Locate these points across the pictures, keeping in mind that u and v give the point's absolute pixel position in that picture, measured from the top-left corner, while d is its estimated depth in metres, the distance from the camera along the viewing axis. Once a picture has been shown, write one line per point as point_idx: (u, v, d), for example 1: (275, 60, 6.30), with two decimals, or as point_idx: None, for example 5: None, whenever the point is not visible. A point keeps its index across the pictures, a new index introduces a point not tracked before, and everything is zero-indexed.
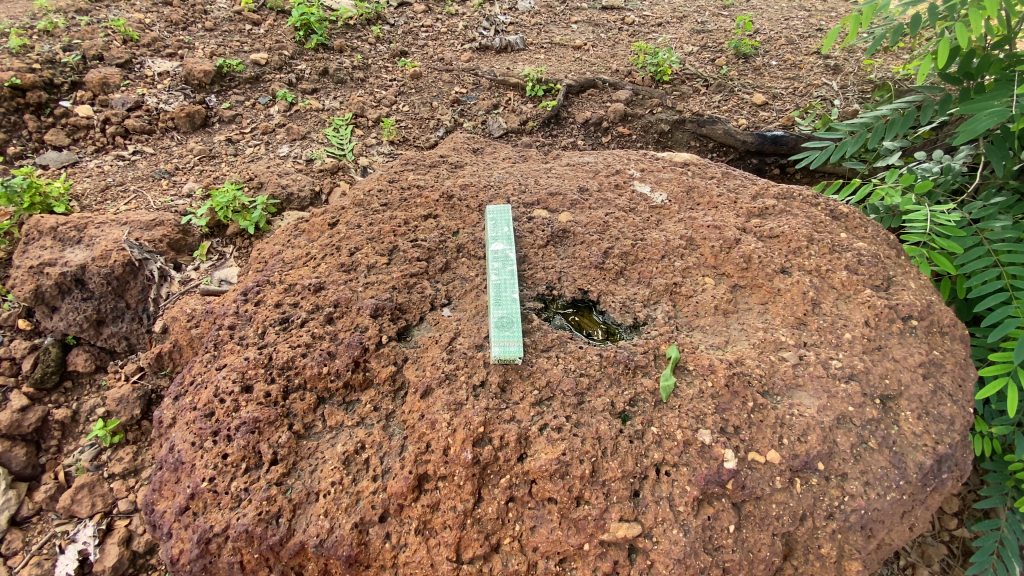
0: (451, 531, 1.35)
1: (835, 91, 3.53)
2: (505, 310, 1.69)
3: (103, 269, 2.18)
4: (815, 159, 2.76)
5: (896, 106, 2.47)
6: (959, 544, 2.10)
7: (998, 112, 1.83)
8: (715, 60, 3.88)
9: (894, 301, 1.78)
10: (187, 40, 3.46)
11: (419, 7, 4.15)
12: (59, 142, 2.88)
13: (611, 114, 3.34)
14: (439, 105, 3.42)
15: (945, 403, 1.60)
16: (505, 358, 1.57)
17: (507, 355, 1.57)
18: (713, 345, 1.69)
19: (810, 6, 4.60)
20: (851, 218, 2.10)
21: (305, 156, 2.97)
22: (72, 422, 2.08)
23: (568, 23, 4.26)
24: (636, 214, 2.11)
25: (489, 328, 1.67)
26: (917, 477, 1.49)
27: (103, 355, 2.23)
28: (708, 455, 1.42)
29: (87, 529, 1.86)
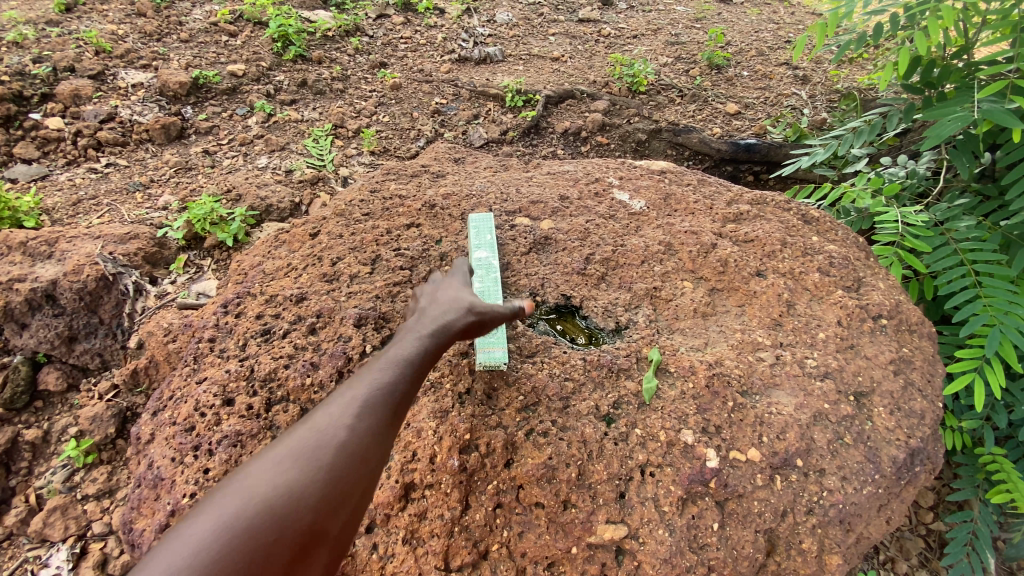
0: (438, 539, 1.34)
1: (804, 101, 3.66)
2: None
3: (75, 284, 2.14)
4: (789, 171, 2.84)
5: (865, 118, 2.57)
6: (936, 537, 2.17)
7: (960, 118, 1.92)
8: (689, 71, 3.99)
9: (865, 301, 1.85)
10: (162, 52, 3.43)
11: (398, 19, 4.18)
12: (29, 155, 2.82)
13: (589, 124, 3.40)
14: (420, 115, 3.44)
15: (915, 398, 1.66)
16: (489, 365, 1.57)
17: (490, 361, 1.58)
18: (693, 347, 1.72)
19: (779, 19, 4.77)
20: (822, 222, 2.17)
21: (285, 167, 2.95)
22: (43, 443, 1.99)
23: (545, 35, 4.33)
24: (615, 221, 2.16)
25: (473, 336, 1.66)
26: (891, 470, 1.54)
27: (76, 372, 2.16)
28: (691, 455, 1.45)
29: (60, 553, 1.78)
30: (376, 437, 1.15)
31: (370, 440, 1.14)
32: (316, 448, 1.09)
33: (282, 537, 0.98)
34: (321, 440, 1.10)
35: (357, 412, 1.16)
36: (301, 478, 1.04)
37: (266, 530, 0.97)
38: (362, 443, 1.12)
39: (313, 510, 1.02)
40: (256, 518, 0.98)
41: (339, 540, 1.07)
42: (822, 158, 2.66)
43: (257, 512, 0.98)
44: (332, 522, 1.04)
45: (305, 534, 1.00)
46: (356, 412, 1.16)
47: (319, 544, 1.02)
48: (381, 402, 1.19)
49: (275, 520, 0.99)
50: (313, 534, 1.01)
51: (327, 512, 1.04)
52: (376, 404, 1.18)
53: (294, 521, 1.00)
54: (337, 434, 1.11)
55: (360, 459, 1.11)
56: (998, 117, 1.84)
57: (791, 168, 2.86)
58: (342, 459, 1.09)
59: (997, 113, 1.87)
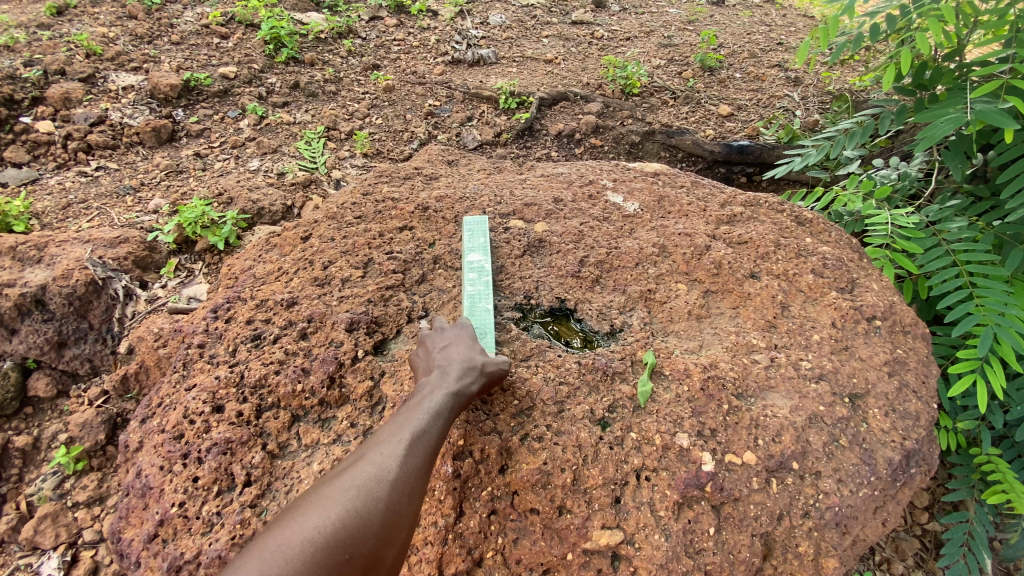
0: (432, 547, 1.32)
1: (796, 102, 3.68)
2: (478, 320, 1.69)
3: (64, 288, 2.10)
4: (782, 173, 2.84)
5: (856, 119, 2.56)
6: (931, 538, 2.17)
7: (953, 119, 1.93)
8: (682, 73, 4.00)
9: (859, 303, 1.84)
10: (152, 54, 3.40)
11: (391, 21, 4.17)
12: (18, 158, 2.77)
13: (583, 126, 3.40)
14: (413, 117, 3.42)
15: (910, 400, 1.66)
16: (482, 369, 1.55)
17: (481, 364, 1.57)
18: (688, 349, 1.71)
19: (771, 21, 4.79)
20: (815, 224, 2.18)
21: (277, 169, 2.92)
22: (33, 450, 1.95)
23: (539, 38, 4.33)
24: (609, 223, 2.15)
25: None
26: (887, 472, 1.54)
27: (66, 378, 2.12)
28: (686, 459, 1.44)
29: (52, 561, 1.74)
30: (427, 470, 1.25)
31: (422, 472, 1.24)
32: (375, 477, 1.18)
33: (350, 558, 1.08)
34: (380, 470, 1.20)
35: (412, 445, 1.25)
36: (366, 506, 1.14)
37: (336, 552, 1.07)
38: (416, 475, 1.22)
39: (376, 537, 1.12)
40: (328, 541, 1.07)
41: (392, 565, 1.16)
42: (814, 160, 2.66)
43: (327, 537, 1.08)
44: (389, 549, 1.13)
45: (367, 557, 1.10)
46: (411, 444, 1.26)
47: (377, 566, 1.12)
48: (430, 437, 1.29)
49: (344, 542, 1.08)
50: (373, 559, 1.11)
51: (386, 539, 1.13)
52: (427, 438, 1.28)
53: (360, 546, 1.09)
54: (395, 465, 1.21)
55: (414, 489, 1.21)
56: (991, 117, 1.84)
57: (784, 169, 2.86)
58: (398, 488, 1.19)
59: (990, 112, 1.86)
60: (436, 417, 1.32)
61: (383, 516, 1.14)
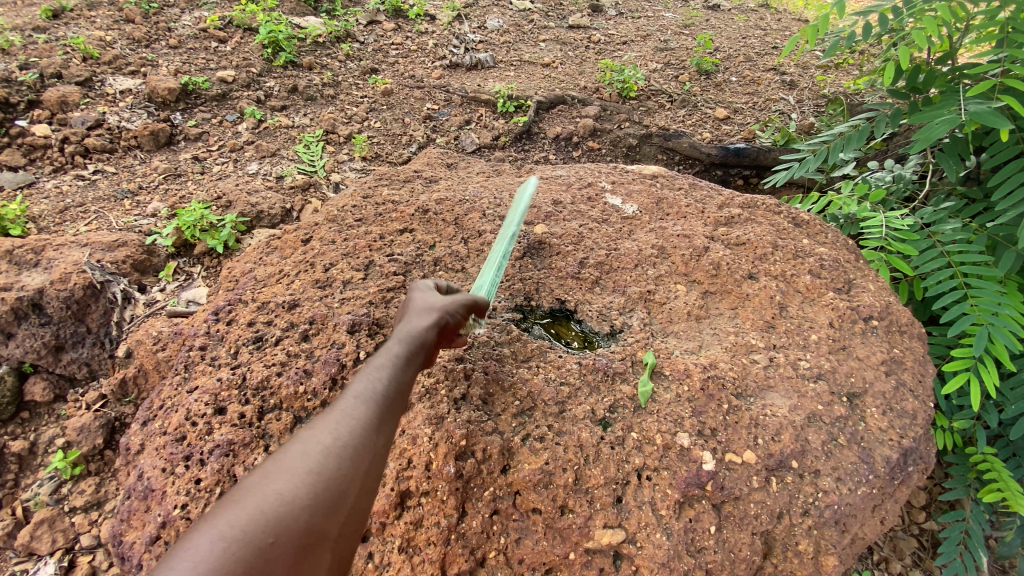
0: (435, 547, 1.33)
1: (792, 106, 3.71)
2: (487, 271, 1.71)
3: (61, 292, 2.10)
4: (780, 179, 2.84)
5: (852, 123, 2.60)
6: (929, 537, 2.18)
7: (949, 120, 1.94)
8: (678, 76, 4.03)
9: (856, 303, 1.86)
10: (150, 58, 3.41)
11: (389, 26, 4.19)
12: (15, 162, 2.77)
13: (580, 129, 3.42)
14: (411, 121, 3.43)
15: (907, 399, 1.68)
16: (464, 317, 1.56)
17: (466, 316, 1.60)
18: (687, 350, 1.73)
19: (766, 25, 4.84)
20: (812, 225, 2.20)
21: (275, 173, 2.93)
22: (30, 455, 1.94)
23: (536, 42, 4.36)
24: (608, 225, 2.17)
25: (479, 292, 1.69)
26: (885, 470, 1.55)
27: (62, 382, 2.10)
28: (687, 458, 1.45)
29: (47, 567, 1.72)
30: (376, 429, 1.06)
31: (370, 436, 1.04)
32: (310, 448, 0.97)
33: (278, 541, 0.85)
34: (314, 441, 0.99)
35: (354, 411, 1.06)
36: (300, 475, 0.93)
37: (261, 534, 0.84)
38: (361, 439, 1.03)
39: (312, 510, 0.90)
40: (248, 526, 0.84)
41: (342, 547, 0.93)
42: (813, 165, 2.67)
43: (249, 520, 0.85)
44: (335, 523, 0.92)
45: (306, 537, 0.88)
46: (352, 410, 1.06)
47: (321, 549, 0.89)
48: (378, 399, 1.11)
49: (272, 522, 0.86)
50: (313, 537, 0.89)
51: (331, 514, 0.92)
52: (374, 402, 1.10)
53: (291, 522, 0.87)
54: (335, 430, 1.02)
55: (362, 456, 1.01)
56: (986, 117, 1.86)
57: (782, 175, 2.86)
58: (341, 456, 0.99)
59: (985, 114, 1.88)
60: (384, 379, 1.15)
61: (322, 489, 0.93)
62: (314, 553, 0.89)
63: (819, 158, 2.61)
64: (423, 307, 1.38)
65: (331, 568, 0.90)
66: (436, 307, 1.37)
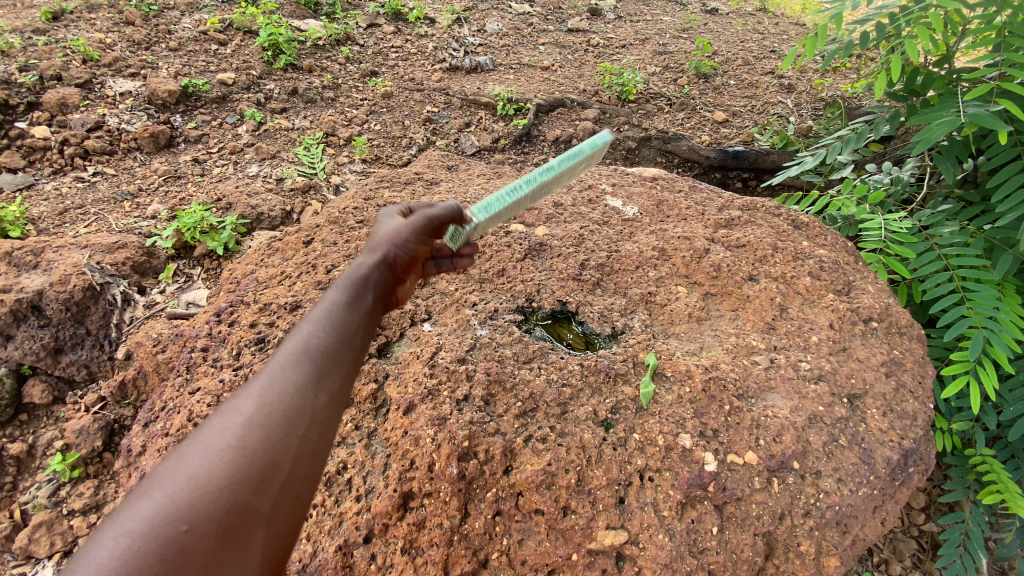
0: (438, 548, 1.33)
1: (790, 109, 3.73)
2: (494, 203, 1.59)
3: (61, 294, 2.09)
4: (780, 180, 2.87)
5: (852, 125, 2.64)
6: (928, 539, 2.19)
7: (948, 122, 1.96)
8: (677, 80, 4.05)
9: (855, 305, 1.87)
10: (150, 60, 3.41)
11: (388, 29, 4.20)
12: (14, 164, 2.77)
13: (580, 132, 3.43)
14: (411, 123, 3.44)
15: (907, 400, 1.69)
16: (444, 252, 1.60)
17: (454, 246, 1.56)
18: (689, 351, 1.73)
19: (764, 29, 4.87)
20: (811, 227, 2.21)
21: (275, 175, 2.93)
22: (28, 457, 1.93)
23: (535, 45, 4.38)
24: (609, 227, 2.18)
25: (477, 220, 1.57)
26: (885, 471, 1.56)
27: (61, 385, 2.10)
28: (689, 459, 1.45)
29: (46, 570, 1.73)
30: (305, 390, 1.02)
31: (297, 399, 1.00)
32: (227, 423, 0.93)
33: (193, 529, 0.81)
34: (231, 416, 0.94)
35: (273, 380, 1.01)
36: (217, 454, 0.89)
37: (174, 521, 0.80)
38: (288, 403, 0.98)
39: (232, 488, 0.86)
40: (158, 516, 0.80)
41: (279, 517, 0.90)
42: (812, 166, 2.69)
43: (159, 511, 0.81)
44: (263, 497, 0.88)
45: (232, 513, 0.85)
46: (272, 378, 1.01)
47: (254, 522, 0.87)
48: (305, 361, 1.06)
49: (187, 509, 0.82)
50: (239, 515, 0.85)
51: (259, 487, 0.88)
52: (299, 366, 1.05)
53: (210, 505, 0.83)
54: (254, 401, 0.97)
55: (287, 421, 0.97)
56: (985, 119, 1.87)
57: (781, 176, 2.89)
58: (263, 427, 0.94)
59: (983, 116, 1.90)
60: (309, 340, 1.10)
61: (244, 461, 0.89)
62: (246, 529, 0.86)
63: (819, 159, 2.64)
64: (372, 244, 1.39)
65: (268, 540, 0.88)
66: (384, 241, 1.38)
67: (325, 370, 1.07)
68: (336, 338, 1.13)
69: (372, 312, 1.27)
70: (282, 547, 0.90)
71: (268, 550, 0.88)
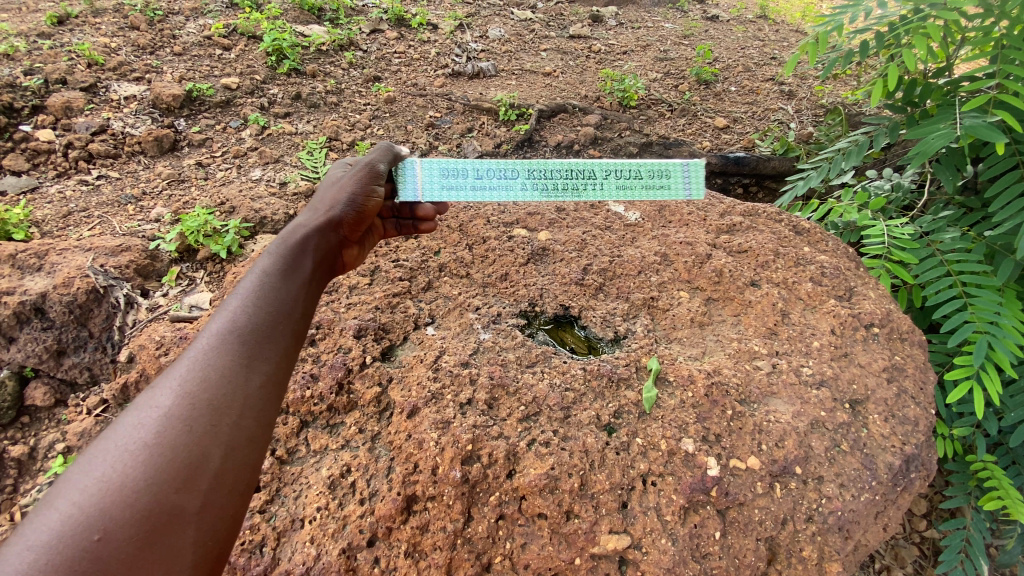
0: (441, 552, 1.33)
1: (791, 115, 3.76)
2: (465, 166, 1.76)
3: (65, 297, 2.12)
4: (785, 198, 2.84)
5: (852, 137, 2.63)
6: (929, 545, 2.18)
7: (944, 134, 1.97)
8: (678, 86, 4.07)
9: (857, 310, 1.88)
10: (155, 64, 3.43)
11: (392, 34, 4.23)
12: (18, 166, 2.79)
13: (581, 137, 3.45)
14: (414, 128, 3.45)
15: (909, 405, 1.69)
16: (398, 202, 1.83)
17: (399, 176, 1.75)
18: (691, 356, 1.74)
19: (764, 36, 4.90)
20: (812, 234, 2.22)
21: (279, 179, 2.93)
22: (29, 459, 1.91)
23: (537, 51, 4.41)
24: (611, 232, 2.19)
25: (434, 166, 1.75)
26: (887, 477, 1.56)
27: (64, 387, 2.09)
28: (691, 464, 1.46)
29: None
30: (224, 386, 1.15)
31: (212, 393, 1.13)
32: (138, 428, 1.04)
33: (106, 537, 0.91)
34: (148, 418, 1.05)
35: (183, 380, 1.12)
36: (133, 458, 0.99)
37: (87, 531, 0.90)
38: (206, 399, 1.11)
39: (148, 491, 0.97)
40: (73, 525, 0.90)
41: (205, 512, 1.02)
42: (817, 182, 2.67)
43: (73, 520, 0.91)
44: (187, 497, 1.00)
45: (155, 515, 0.96)
46: (183, 378, 1.13)
47: (179, 523, 0.98)
48: (219, 356, 1.19)
49: (101, 518, 0.92)
50: (162, 515, 0.97)
51: (180, 487, 1.00)
52: (213, 361, 1.18)
53: (130, 507, 0.95)
54: (165, 403, 1.08)
55: (202, 418, 1.09)
56: (981, 131, 1.88)
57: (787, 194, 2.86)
58: (181, 426, 1.06)
59: (980, 127, 1.91)
60: (225, 332, 1.24)
61: (158, 464, 1.00)
62: (172, 527, 0.97)
63: (823, 174, 2.61)
64: (311, 208, 1.66)
65: (196, 536, 1.00)
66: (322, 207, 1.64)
67: (241, 362, 1.21)
68: (255, 324, 1.28)
69: (303, 284, 1.47)
70: (215, 538, 1.02)
71: (198, 543, 1.00)
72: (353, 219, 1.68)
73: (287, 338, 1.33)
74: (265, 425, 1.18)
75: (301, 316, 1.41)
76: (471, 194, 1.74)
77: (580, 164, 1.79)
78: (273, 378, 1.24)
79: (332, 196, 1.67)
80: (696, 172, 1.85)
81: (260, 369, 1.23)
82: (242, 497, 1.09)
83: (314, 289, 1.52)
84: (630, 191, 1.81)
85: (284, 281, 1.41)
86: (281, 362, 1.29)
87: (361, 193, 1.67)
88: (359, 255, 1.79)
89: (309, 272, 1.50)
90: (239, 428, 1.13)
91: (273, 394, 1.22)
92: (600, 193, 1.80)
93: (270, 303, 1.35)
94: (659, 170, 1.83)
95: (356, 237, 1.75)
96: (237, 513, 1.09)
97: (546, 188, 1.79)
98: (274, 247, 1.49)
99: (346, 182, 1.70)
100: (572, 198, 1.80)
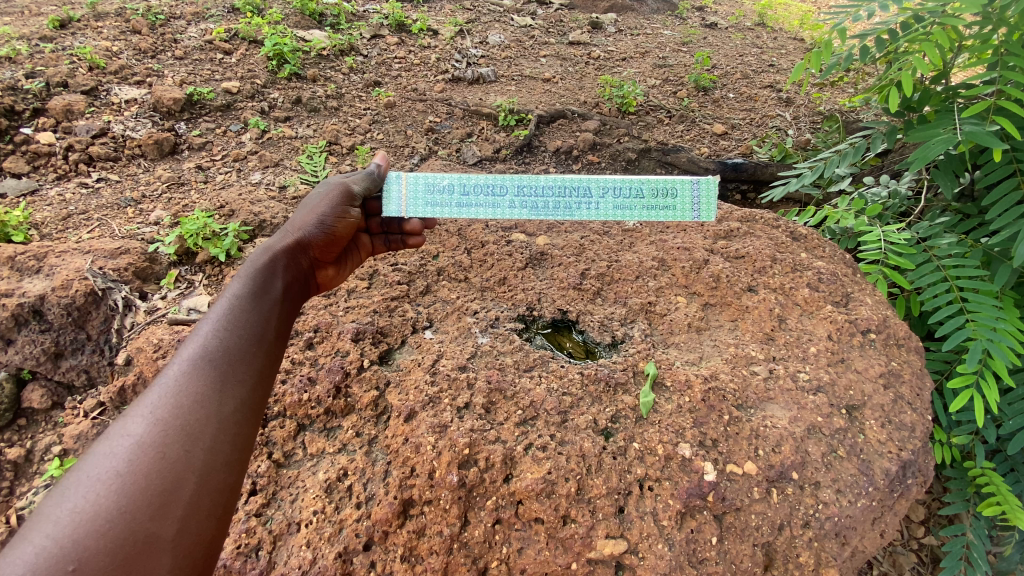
0: (437, 556, 1.33)
1: (788, 122, 3.79)
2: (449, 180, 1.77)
3: (63, 299, 2.12)
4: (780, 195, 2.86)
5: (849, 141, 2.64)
6: (928, 552, 2.18)
7: (944, 139, 1.97)
8: (677, 92, 4.09)
9: (853, 316, 1.88)
10: (156, 68, 3.45)
11: (392, 39, 4.25)
12: (18, 169, 2.79)
13: (581, 143, 3.46)
14: (414, 132, 3.46)
15: (905, 411, 1.70)
16: (384, 216, 1.87)
17: (384, 189, 1.80)
18: (688, 361, 1.74)
19: (763, 44, 4.94)
20: (809, 239, 2.24)
21: (278, 183, 2.93)
22: (25, 462, 1.88)
23: (537, 57, 4.43)
24: (609, 237, 2.20)
25: (417, 181, 1.77)
26: (884, 483, 1.56)
27: (60, 390, 2.08)
28: (688, 469, 1.45)
29: None
30: (195, 413, 1.19)
31: (184, 420, 1.17)
32: (110, 457, 1.07)
33: (80, 567, 0.94)
34: (120, 446, 1.09)
35: (154, 409, 1.16)
36: (106, 488, 1.03)
37: (62, 562, 0.93)
38: (177, 427, 1.15)
39: (121, 519, 1.00)
40: (49, 556, 0.93)
41: (183, 536, 1.05)
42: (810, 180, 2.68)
43: (47, 553, 0.94)
44: (161, 522, 1.03)
45: (130, 543, 0.99)
46: (155, 407, 1.17)
47: (155, 550, 1.01)
48: (191, 383, 1.23)
49: (76, 549, 0.95)
50: (137, 543, 0.99)
51: (155, 514, 1.03)
52: (185, 388, 1.22)
53: (105, 537, 0.98)
54: (137, 432, 1.12)
55: (175, 444, 1.13)
56: (980, 137, 1.88)
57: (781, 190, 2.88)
58: (152, 455, 1.10)
59: (979, 133, 1.91)
60: (196, 360, 1.28)
61: (131, 493, 1.03)
62: (149, 555, 1.00)
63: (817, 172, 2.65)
64: (283, 230, 1.71)
65: (173, 561, 1.02)
66: (293, 229, 1.69)
67: (210, 389, 1.24)
68: (225, 348, 1.33)
69: (274, 306, 1.51)
70: (193, 564, 1.04)
71: (177, 568, 1.02)
72: (323, 241, 1.72)
73: (258, 361, 1.37)
74: (239, 449, 1.21)
75: (273, 339, 1.45)
76: (456, 210, 1.76)
77: (571, 182, 1.77)
78: (246, 401, 1.28)
79: (302, 219, 1.70)
80: (707, 191, 1.79)
81: (233, 394, 1.27)
82: (219, 520, 1.12)
83: (286, 310, 1.56)
84: (626, 210, 1.78)
85: (255, 304, 1.47)
86: (255, 384, 1.33)
87: (331, 215, 1.71)
88: (335, 275, 1.84)
89: (279, 295, 1.54)
90: (214, 452, 1.16)
91: (248, 416, 1.26)
92: (595, 212, 1.78)
93: (242, 327, 1.39)
94: (665, 189, 1.79)
95: (330, 258, 1.79)
96: (217, 536, 1.11)
97: (535, 207, 1.77)
98: (244, 273, 1.54)
99: (317, 206, 1.75)
100: (564, 216, 1.78)
